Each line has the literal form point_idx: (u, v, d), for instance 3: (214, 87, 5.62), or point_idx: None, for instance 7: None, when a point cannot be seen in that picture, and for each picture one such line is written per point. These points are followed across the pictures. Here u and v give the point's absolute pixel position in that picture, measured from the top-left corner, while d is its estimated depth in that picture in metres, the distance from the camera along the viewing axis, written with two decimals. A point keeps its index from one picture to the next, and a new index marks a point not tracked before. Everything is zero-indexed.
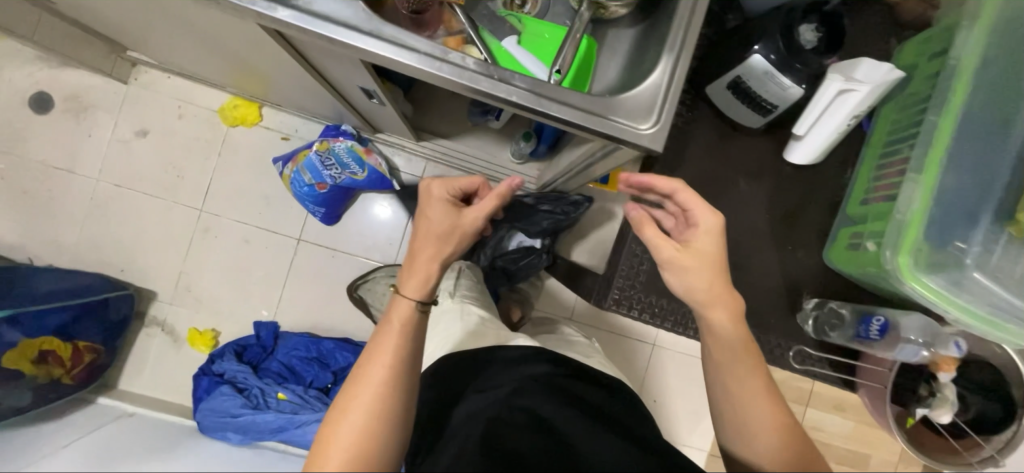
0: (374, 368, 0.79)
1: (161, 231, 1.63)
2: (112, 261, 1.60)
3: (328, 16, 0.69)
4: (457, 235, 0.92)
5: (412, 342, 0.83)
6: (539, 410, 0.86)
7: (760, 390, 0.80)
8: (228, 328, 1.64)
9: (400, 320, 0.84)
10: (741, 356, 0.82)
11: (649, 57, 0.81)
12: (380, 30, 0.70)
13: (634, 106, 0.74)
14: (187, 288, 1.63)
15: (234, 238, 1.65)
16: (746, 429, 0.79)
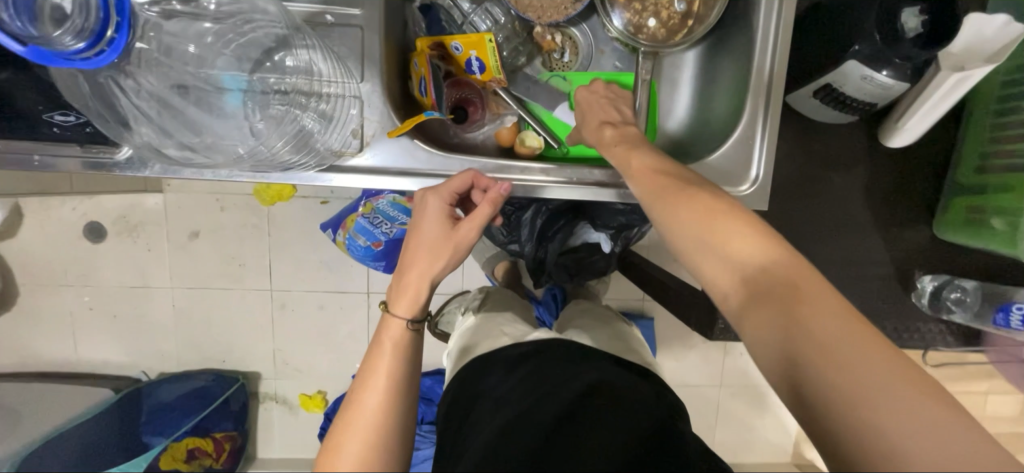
0: (365, 401, 0.53)
1: (241, 318, 1.58)
2: (210, 356, 1.59)
3: (385, 167, 0.64)
4: (448, 236, 0.61)
5: (404, 380, 0.55)
6: (529, 395, 0.60)
7: (776, 276, 0.44)
8: (333, 388, 1.63)
9: (391, 360, 0.55)
10: (723, 222, 0.48)
11: (724, 92, 0.73)
12: (446, 167, 0.66)
13: (728, 165, 0.68)
14: (286, 362, 1.62)
15: (309, 306, 1.59)
16: (820, 337, 0.39)
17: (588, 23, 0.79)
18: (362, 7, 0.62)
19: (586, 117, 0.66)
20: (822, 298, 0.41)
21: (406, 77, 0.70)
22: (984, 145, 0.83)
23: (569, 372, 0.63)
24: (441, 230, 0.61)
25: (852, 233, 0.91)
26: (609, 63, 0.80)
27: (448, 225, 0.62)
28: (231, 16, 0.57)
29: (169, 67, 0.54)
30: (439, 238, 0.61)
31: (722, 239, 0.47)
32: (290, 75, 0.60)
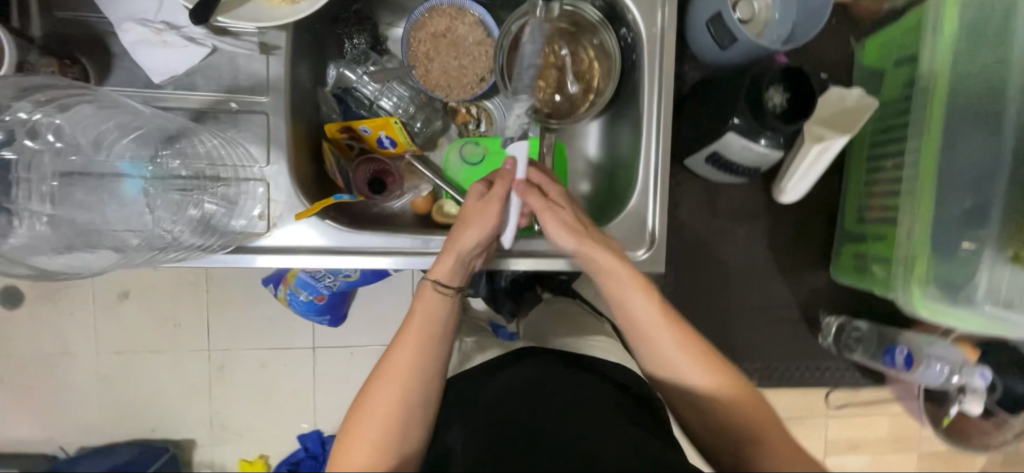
0: (388, 367, 0.55)
1: (164, 385, 1.34)
2: (136, 426, 1.35)
3: (293, 246, 0.65)
4: (488, 212, 0.61)
5: (438, 348, 0.56)
6: (546, 388, 0.59)
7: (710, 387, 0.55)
8: (276, 451, 1.40)
9: (445, 315, 0.58)
10: (666, 338, 0.57)
11: (623, 164, 0.78)
12: (357, 244, 0.67)
13: (625, 237, 0.73)
14: (224, 426, 1.37)
15: (250, 367, 1.36)
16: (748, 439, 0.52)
17: (498, 97, 0.81)
18: (268, 94, 0.63)
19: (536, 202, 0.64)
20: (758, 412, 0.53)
21: (319, 160, 0.73)
22: (861, 198, 0.92)
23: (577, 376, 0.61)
24: (475, 203, 0.62)
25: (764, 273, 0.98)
26: (514, 116, 0.75)
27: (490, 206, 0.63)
28: (137, 108, 0.61)
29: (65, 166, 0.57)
30: (471, 211, 0.62)
31: (684, 365, 0.56)
32: (194, 161, 0.62)
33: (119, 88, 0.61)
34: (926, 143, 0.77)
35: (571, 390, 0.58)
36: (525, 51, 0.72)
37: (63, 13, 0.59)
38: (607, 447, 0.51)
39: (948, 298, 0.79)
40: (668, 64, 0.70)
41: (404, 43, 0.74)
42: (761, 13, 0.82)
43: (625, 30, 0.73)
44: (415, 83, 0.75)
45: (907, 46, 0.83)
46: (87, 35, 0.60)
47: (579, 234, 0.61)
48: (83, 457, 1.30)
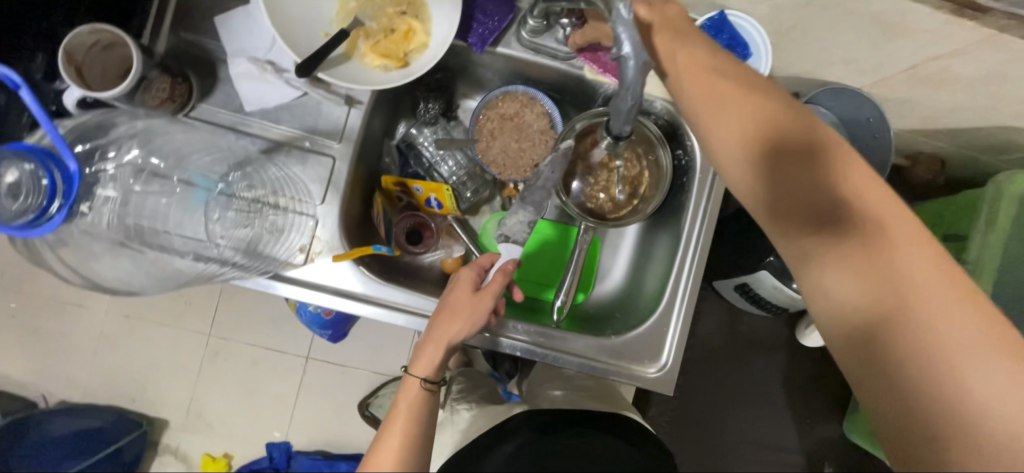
0: (375, 466, 0.54)
1: (153, 360, 1.29)
2: (121, 391, 1.29)
3: (323, 284, 0.67)
4: (469, 301, 0.62)
5: (421, 439, 0.56)
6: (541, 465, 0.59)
7: (910, 265, 0.44)
8: (241, 453, 1.31)
9: (422, 406, 0.58)
10: (834, 170, 0.47)
11: (651, 274, 0.80)
12: (382, 296, 0.69)
13: (641, 350, 0.72)
14: (199, 415, 1.31)
15: (241, 361, 1.30)
16: (936, 334, 0.42)
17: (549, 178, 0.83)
18: (341, 141, 0.68)
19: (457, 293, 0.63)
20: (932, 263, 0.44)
21: (368, 203, 0.76)
22: None
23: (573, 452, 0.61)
24: (465, 295, 0.63)
25: (772, 405, 0.95)
26: (514, 220, 0.80)
27: (470, 293, 0.63)
28: (223, 130, 0.66)
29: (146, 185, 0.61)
30: (459, 303, 0.62)
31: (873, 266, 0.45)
32: (258, 187, 0.66)
33: (212, 108, 0.66)
34: None
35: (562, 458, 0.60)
36: (546, 167, 0.76)
37: (187, 35, 0.66)
38: None
39: None
40: (715, 198, 0.74)
41: (472, 118, 0.79)
42: None
43: (682, 152, 0.76)
44: (473, 154, 0.79)
45: (958, 225, 0.84)
46: (201, 56, 0.66)
47: (722, 103, 0.49)
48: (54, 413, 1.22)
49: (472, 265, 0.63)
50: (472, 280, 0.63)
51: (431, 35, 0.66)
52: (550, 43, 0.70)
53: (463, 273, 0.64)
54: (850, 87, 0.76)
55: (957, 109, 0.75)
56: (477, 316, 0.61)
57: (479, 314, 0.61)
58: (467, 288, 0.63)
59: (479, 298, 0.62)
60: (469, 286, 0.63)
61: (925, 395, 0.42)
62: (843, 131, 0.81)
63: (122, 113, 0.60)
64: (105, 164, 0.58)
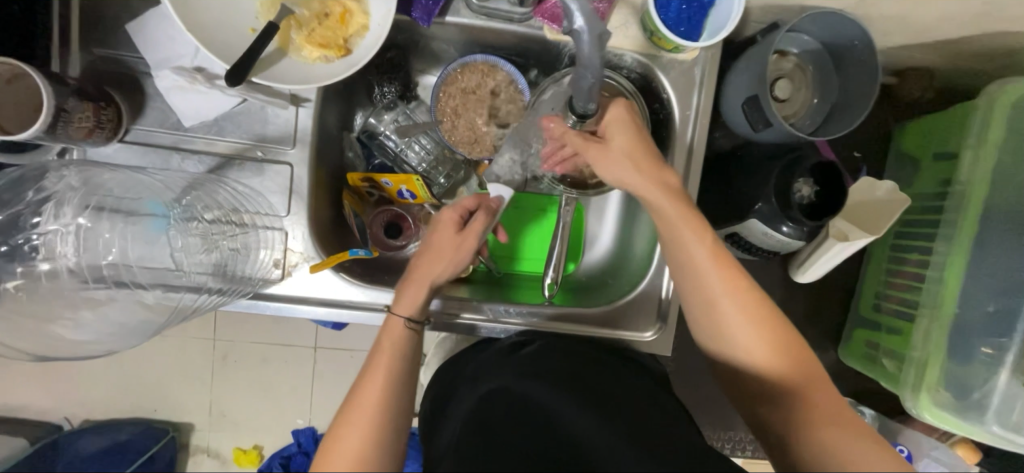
0: (365, 400, 0.53)
1: (167, 370, 1.30)
2: (142, 403, 1.31)
3: (306, 297, 0.65)
4: (451, 243, 0.62)
5: (403, 372, 0.56)
6: (547, 377, 0.60)
7: (774, 359, 0.52)
8: (270, 442, 1.34)
9: (405, 347, 0.58)
10: (720, 289, 0.54)
11: (638, 236, 0.78)
12: (369, 300, 0.67)
13: (636, 315, 0.73)
14: (223, 415, 1.33)
15: (252, 359, 1.31)
16: (799, 403, 0.51)
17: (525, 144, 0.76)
18: (296, 145, 0.64)
19: (436, 232, 0.64)
20: (792, 362, 0.52)
21: (339, 205, 0.73)
22: (881, 286, 0.91)
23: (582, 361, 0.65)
24: (449, 236, 0.63)
25: None
26: (505, 160, 0.73)
27: (454, 233, 0.63)
28: (166, 152, 0.61)
29: (93, 223, 0.59)
30: (442, 245, 0.62)
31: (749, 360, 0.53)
32: (216, 206, 0.63)
33: (148, 129, 0.61)
34: (954, 257, 0.76)
35: (570, 371, 0.62)
36: (547, 103, 0.69)
37: (103, 50, 0.60)
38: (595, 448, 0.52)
39: (959, 408, 0.77)
40: (698, 147, 0.68)
41: (432, 97, 0.73)
42: (799, 93, 0.81)
43: (659, 106, 0.70)
44: (439, 137, 0.74)
45: (949, 142, 0.81)
46: (124, 73, 0.61)
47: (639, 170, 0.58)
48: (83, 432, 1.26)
49: (457, 207, 0.63)
50: (454, 218, 0.63)
51: (371, 14, 0.60)
52: (503, 6, 0.63)
53: (443, 211, 0.64)
54: (838, 9, 0.70)
55: (948, 19, 0.69)
56: (458, 257, 0.62)
57: (461, 254, 0.62)
58: (445, 227, 0.63)
59: (459, 238, 0.63)
60: (449, 224, 0.63)
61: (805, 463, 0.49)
62: (827, 56, 0.78)
63: (56, 170, 0.58)
64: (33, 231, 0.58)
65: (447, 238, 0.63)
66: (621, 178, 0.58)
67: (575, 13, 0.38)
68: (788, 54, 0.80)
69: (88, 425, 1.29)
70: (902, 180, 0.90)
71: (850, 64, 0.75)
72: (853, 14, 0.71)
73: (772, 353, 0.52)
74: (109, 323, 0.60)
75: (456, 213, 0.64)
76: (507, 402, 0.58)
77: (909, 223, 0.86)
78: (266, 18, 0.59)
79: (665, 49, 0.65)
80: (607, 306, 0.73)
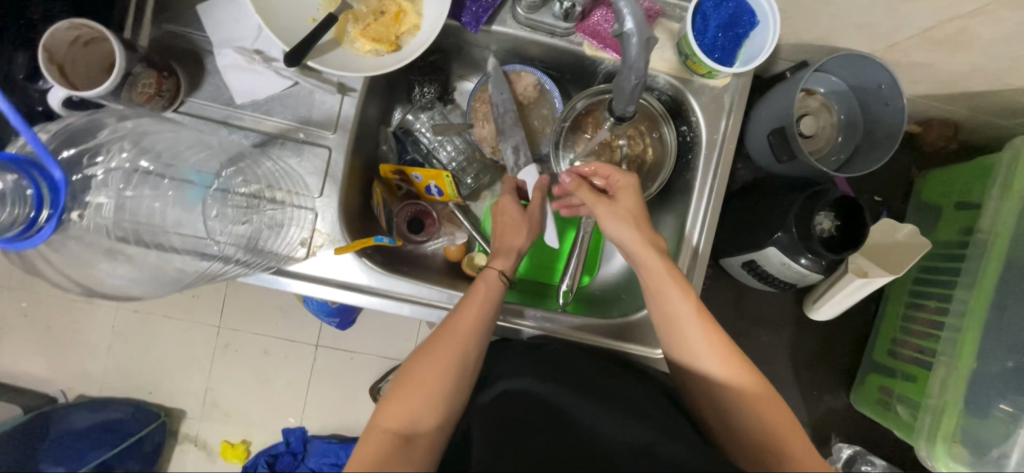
0: (408, 387, 0.54)
1: (167, 352, 1.26)
2: (138, 384, 1.26)
3: (325, 278, 0.67)
4: (519, 216, 0.69)
5: (466, 370, 0.57)
6: (568, 383, 0.60)
7: (743, 384, 0.56)
8: (260, 438, 1.27)
9: (465, 335, 0.57)
10: (708, 353, 0.57)
11: None
12: (384, 285, 0.67)
13: (648, 330, 0.72)
14: (215, 404, 1.27)
15: (252, 350, 1.27)
16: (769, 430, 0.53)
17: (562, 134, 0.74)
18: (336, 131, 0.67)
19: (504, 216, 0.69)
20: (779, 415, 0.54)
21: (367, 194, 0.75)
22: (897, 332, 0.89)
23: (605, 372, 0.64)
24: (516, 213, 0.69)
25: (790, 370, 0.95)
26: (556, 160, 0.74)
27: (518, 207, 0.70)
28: (215, 125, 0.65)
29: (144, 173, 0.59)
30: (515, 217, 0.69)
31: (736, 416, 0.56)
32: (254, 181, 0.65)
33: (201, 102, 0.65)
34: (973, 308, 0.75)
35: (592, 375, 0.63)
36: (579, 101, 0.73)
37: (171, 27, 0.64)
38: (611, 444, 0.54)
39: (975, 463, 0.75)
40: (722, 171, 0.70)
41: (469, 102, 0.77)
42: (824, 131, 0.83)
43: (686, 128, 0.73)
44: (471, 139, 0.77)
45: (972, 193, 0.82)
46: (188, 49, 0.65)
47: (634, 216, 0.62)
48: (74, 407, 1.21)
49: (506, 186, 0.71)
50: (512, 196, 0.70)
51: (423, 16, 0.64)
52: (548, 19, 0.66)
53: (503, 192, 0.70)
54: (865, 52, 0.72)
55: (974, 71, 0.71)
56: (533, 217, 0.69)
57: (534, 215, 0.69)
58: (513, 206, 0.69)
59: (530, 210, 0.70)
60: (512, 203, 0.69)
61: None
62: (852, 98, 0.80)
63: (106, 119, 0.58)
64: (94, 168, 0.56)
65: (512, 214, 0.69)
66: (622, 237, 0.62)
67: (627, 17, 0.51)
68: (815, 93, 0.83)
69: (83, 400, 1.24)
70: (923, 226, 0.91)
71: (875, 106, 0.77)
72: (880, 60, 0.73)
73: (740, 383, 0.56)
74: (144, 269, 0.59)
75: (510, 190, 0.70)
76: (529, 402, 0.58)
77: (927, 270, 0.86)
78: (326, 10, 0.63)
79: (698, 74, 0.68)
80: (617, 319, 0.72)
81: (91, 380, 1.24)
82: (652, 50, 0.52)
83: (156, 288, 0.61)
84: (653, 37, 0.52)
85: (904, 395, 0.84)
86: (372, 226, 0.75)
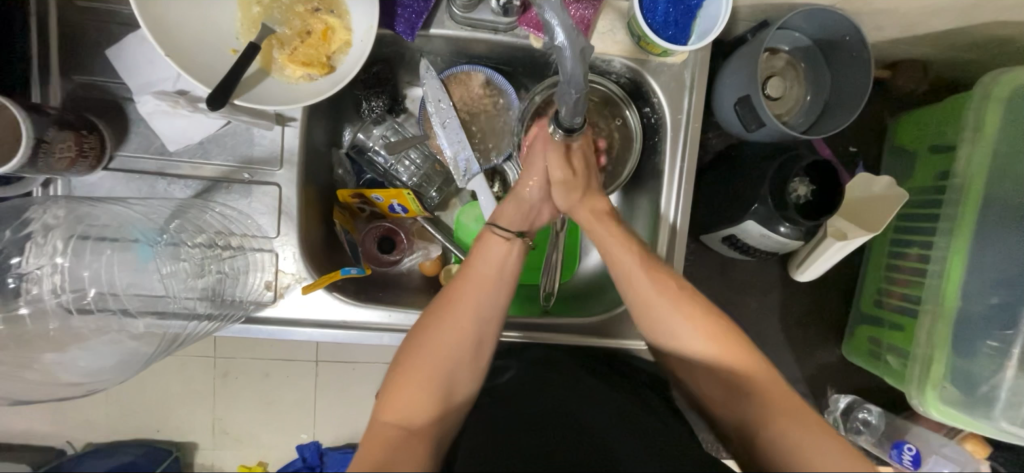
0: (406, 380, 0.53)
1: (165, 389, 1.23)
2: (142, 424, 1.24)
3: (300, 319, 0.64)
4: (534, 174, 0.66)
5: (464, 363, 0.55)
6: (560, 384, 0.60)
7: (714, 342, 0.54)
8: (275, 458, 1.27)
9: (461, 323, 0.56)
10: (675, 313, 0.56)
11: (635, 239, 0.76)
12: (359, 318, 0.65)
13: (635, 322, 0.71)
14: (224, 432, 1.25)
15: (252, 374, 1.23)
16: (747, 385, 0.52)
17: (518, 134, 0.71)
18: (283, 166, 0.63)
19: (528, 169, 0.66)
20: (747, 357, 0.53)
21: (329, 223, 0.72)
22: (882, 281, 0.90)
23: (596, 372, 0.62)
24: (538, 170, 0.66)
25: (785, 327, 0.96)
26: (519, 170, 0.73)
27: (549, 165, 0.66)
28: (152, 178, 0.61)
29: (77, 252, 0.58)
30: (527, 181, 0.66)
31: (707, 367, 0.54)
32: (205, 230, 0.62)
33: (132, 155, 0.61)
34: (954, 250, 0.75)
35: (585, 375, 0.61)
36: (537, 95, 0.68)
37: (83, 77, 0.60)
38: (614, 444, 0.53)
39: (966, 401, 0.76)
40: (691, 151, 0.67)
41: (421, 111, 0.73)
42: (791, 91, 0.80)
43: (649, 110, 0.70)
44: (429, 151, 0.73)
45: (945, 134, 0.80)
46: (107, 100, 0.60)
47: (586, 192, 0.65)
48: (82, 457, 1.19)
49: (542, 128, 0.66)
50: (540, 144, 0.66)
51: (353, 30, 0.59)
52: (487, 16, 0.62)
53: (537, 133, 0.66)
54: (827, 5, 0.69)
55: (939, 11, 0.68)
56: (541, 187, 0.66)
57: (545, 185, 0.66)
58: (536, 158, 0.66)
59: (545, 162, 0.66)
60: (536, 154, 0.66)
61: (760, 440, 0.49)
62: (817, 53, 0.77)
63: (42, 205, 0.58)
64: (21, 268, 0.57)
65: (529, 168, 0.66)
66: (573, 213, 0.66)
67: (556, 29, 0.49)
68: (779, 51, 0.79)
69: (90, 449, 1.21)
70: (899, 172, 0.89)
71: (842, 59, 0.74)
72: (843, 11, 0.70)
73: (711, 340, 0.54)
74: (95, 351, 0.59)
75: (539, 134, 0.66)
76: (521, 412, 0.56)
77: (908, 217, 0.85)
78: (247, 39, 0.58)
79: (653, 54, 0.64)
80: (601, 315, 0.71)
81: (95, 428, 1.21)
82: (588, 60, 0.50)
83: (115, 366, 0.61)
84: (587, 45, 0.50)
85: (893, 345, 0.85)
86: (339, 253, 0.72)
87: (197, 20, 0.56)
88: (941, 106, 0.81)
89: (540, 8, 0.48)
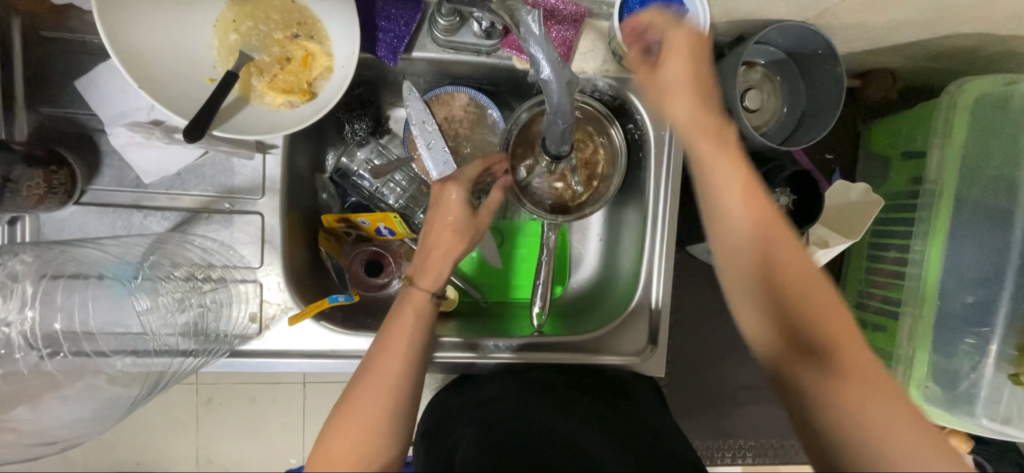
0: (336, 441, 0.47)
1: (146, 419, 1.17)
2: (121, 458, 1.17)
3: (287, 351, 0.62)
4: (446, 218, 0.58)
5: (396, 421, 0.49)
6: (555, 403, 0.60)
7: (820, 303, 0.45)
8: None
9: (394, 369, 0.50)
10: (783, 259, 0.47)
11: (623, 253, 0.77)
12: (348, 347, 0.63)
13: (627, 337, 0.71)
14: (209, 461, 1.18)
15: (237, 399, 1.18)
16: (846, 361, 0.43)
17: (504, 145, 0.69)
18: (265, 194, 0.62)
19: (439, 214, 0.58)
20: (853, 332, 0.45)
21: (315, 248, 0.71)
22: (862, 284, 0.92)
23: (591, 395, 0.63)
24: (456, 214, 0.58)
25: None
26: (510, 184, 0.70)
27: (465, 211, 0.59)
28: (127, 211, 0.59)
29: (50, 297, 0.54)
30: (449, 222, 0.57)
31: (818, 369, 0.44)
32: (184, 263, 0.60)
33: (105, 189, 0.59)
34: (930, 255, 0.77)
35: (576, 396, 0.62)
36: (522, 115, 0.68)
37: (51, 109, 0.58)
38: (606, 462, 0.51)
39: (947, 400, 0.78)
40: (675, 167, 0.68)
41: (405, 133, 0.72)
42: (769, 102, 0.82)
43: (633, 126, 0.71)
44: (414, 172, 0.73)
45: (915, 141, 0.83)
46: (76, 132, 0.59)
47: (689, 98, 0.51)
48: None
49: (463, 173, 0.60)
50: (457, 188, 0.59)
51: (334, 56, 0.58)
52: (470, 39, 0.62)
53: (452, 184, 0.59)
54: (800, 20, 0.71)
55: (905, 25, 0.71)
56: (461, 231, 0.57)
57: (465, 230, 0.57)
58: (452, 201, 0.58)
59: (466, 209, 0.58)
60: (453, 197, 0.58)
61: (839, 420, 0.42)
62: (792, 66, 0.79)
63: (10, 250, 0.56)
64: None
65: (441, 213, 0.58)
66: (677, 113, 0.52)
67: (542, 62, 0.50)
68: (756, 65, 0.81)
69: None
70: (874, 177, 0.92)
71: (816, 71, 0.76)
72: (815, 25, 0.72)
73: (819, 298, 0.45)
74: (71, 398, 0.56)
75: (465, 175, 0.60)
76: (512, 431, 0.56)
77: (884, 221, 0.88)
78: (225, 67, 0.57)
79: (635, 73, 0.65)
80: (594, 333, 0.71)
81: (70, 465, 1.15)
82: (574, 91, 0.52)
83: (93, 409, 0.58)
84: (572, 78, 0.52)
85: (877, 349, 0.86)
86: (326, 278, 0.71)
87: (172, 50, 0.55)
88: (912, 111, 0.84)
89: (526, 43, 0.50)
